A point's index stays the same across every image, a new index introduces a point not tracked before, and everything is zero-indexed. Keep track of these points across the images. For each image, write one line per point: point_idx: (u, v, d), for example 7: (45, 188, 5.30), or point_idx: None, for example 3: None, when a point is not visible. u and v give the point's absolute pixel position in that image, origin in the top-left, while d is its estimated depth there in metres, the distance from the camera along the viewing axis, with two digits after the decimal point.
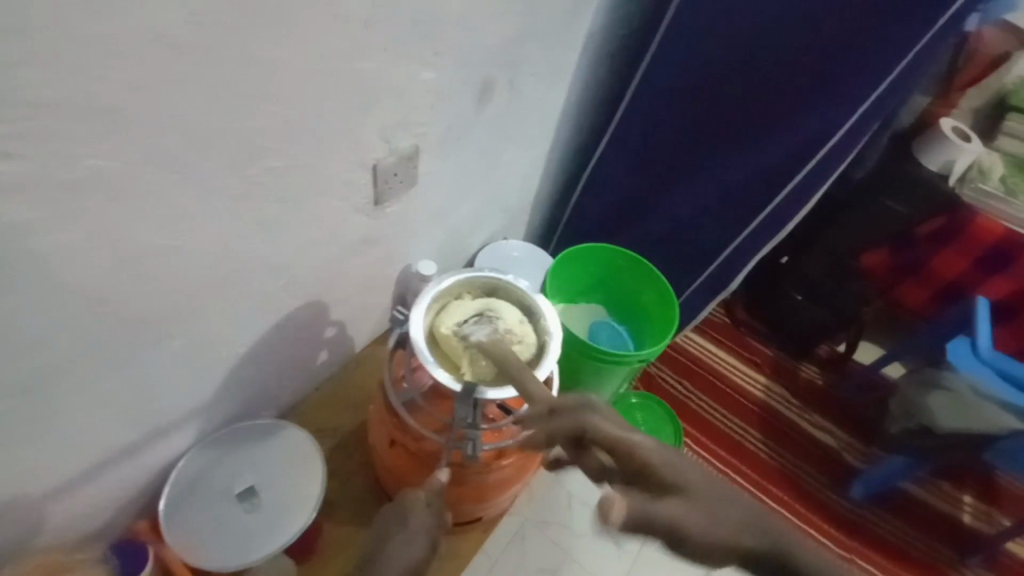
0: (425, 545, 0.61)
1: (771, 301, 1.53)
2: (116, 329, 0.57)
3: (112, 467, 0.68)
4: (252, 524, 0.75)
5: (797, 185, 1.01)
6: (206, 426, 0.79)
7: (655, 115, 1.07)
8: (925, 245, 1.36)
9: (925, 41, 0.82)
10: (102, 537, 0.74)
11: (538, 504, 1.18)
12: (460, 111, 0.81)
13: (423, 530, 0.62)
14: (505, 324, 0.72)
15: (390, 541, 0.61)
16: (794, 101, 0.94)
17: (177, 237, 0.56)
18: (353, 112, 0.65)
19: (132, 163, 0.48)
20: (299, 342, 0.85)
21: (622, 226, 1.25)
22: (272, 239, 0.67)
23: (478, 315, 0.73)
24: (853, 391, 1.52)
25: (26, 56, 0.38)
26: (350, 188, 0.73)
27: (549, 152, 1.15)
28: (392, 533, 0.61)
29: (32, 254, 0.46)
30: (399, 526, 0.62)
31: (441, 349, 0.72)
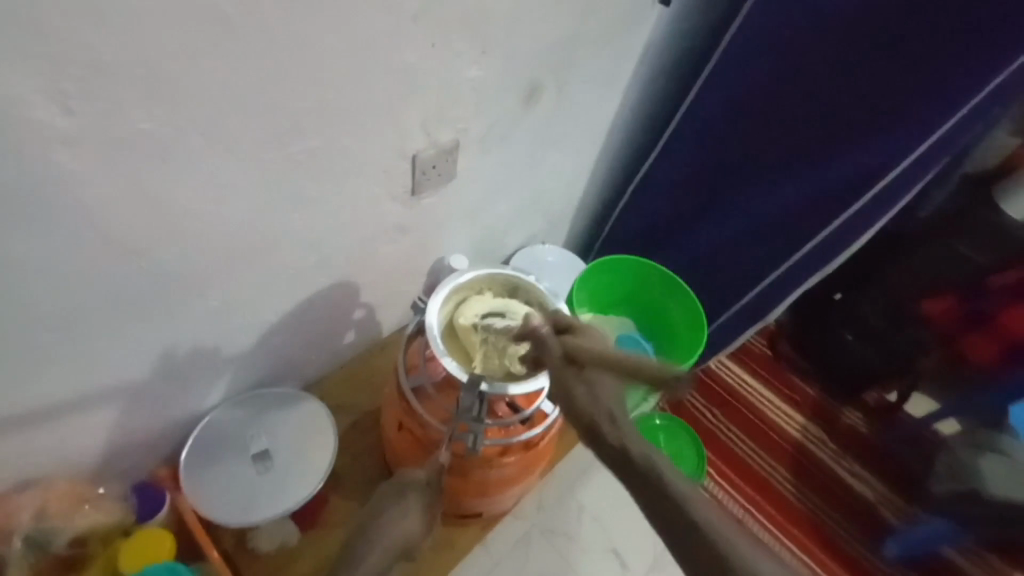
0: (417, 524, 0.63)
1: (816, 337, 1.45)
2: (156, 282, 0.61)
3: (142, 411, 0.73)
4: (261, 486, 0.79)
5: (849, 218, 0.96)
6: (233, 386, 0.84)
7: (707, 131, 1.05)
8: (999, 296, 1.23)
9: (1005, 73, 0.77)
10: (128, 477, 0.79)
11: (546, 512, 1.17)
12: (504, 111, 0.83)
13: (417, 507, 0.68)
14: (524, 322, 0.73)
15: None
16: (854, 128, 0.91)
17: (217, 203, 0.60)
18: (396, 101, 0.67)
19: (180, 129, 0.52)
20: (327, 320, 0.89)
21: (663, 242, 1.23)
22: (308, 216, 0.70)
23: (496, 313, 0.74)
24: (900, 444, 1.42)
25: (93, 21, 0.42)
26: (388, 175, 0.75)
27: (595, 161, 1.15)
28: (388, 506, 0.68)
29: (83, 203, 0.50)
30: (394, 499, 0.68)
31: (456, 341, 0.74)
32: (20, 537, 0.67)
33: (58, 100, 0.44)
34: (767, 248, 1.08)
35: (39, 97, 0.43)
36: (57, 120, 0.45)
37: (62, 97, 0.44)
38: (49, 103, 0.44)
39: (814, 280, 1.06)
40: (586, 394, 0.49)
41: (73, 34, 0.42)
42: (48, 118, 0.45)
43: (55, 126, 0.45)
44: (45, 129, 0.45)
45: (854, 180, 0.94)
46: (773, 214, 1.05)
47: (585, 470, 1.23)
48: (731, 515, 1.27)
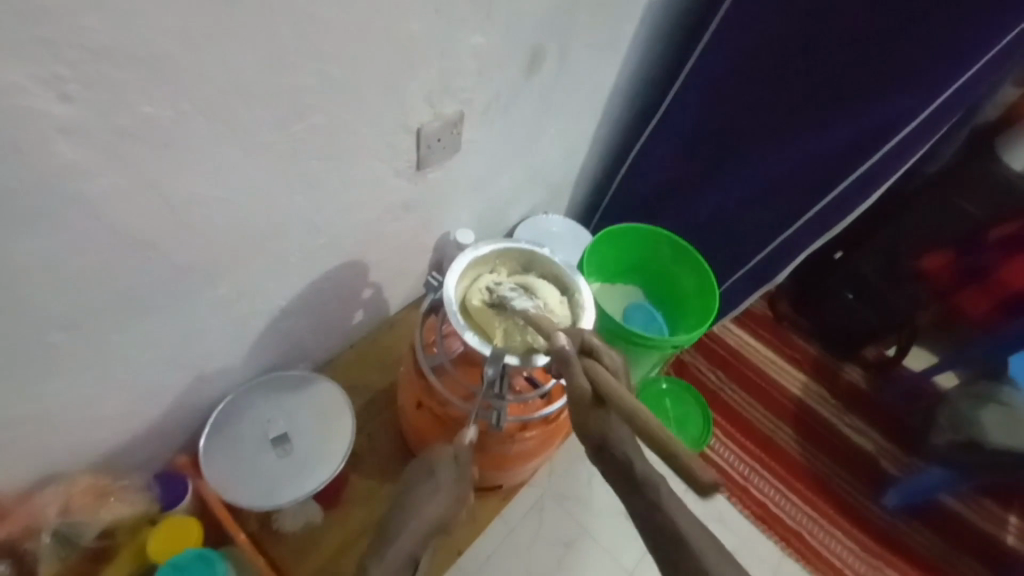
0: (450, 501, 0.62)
1: (819, 297, 1.47)
2: (165, 272, 0.60)
3: (157, 402, 0.73)
4: (282, 469, 0.79)
5: (855, 180, 0.96)
6: (245, 372, 0.83)
7: (714, 92, 1.02)
8: (995, 249, 1.25)
9: (1021, 23, 0.75)
10: (147, 466, 0.79)
11: (558, 479, 1.20)
12: (508, 80, 0.80)
13: (450, 485, 0.63)
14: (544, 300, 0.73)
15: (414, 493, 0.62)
16: (866, 85, 0.88)
17: (224, 189, 0.58)
18: (400, 73, 0.65)
19: (182, 113, 0.50)
20: (336, 301, 0.88)
21: (667, 208, 1.21)
22: (314, 197, 0.68)
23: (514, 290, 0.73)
24: (899, 397, 1.45)
25: (89, 4, 0.40)
26: (393, 151, 0.73)
27: (598, 126, 1.12)
28: (418, 486, 0.63)
29: (87, 195, 0.48)
30: (426, 478, 0.64)
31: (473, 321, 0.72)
32: (47, 533, 0.68)
33: (54, 86, 0.42)
34: (773, 212, 1.07)
35: (35, 83, 0.41)
36: (55, 107, 0.43)
37: (58, 83, 0.42)
38: (45, 89, 0.41)
39: (820, 240, 1.05)
40: (598, 426, 0.48)
41: (67, 16, 0.39)
42: (45, 106, 0.42)
43: (52, 114, 0.43)
44: (41, 118, 0.42)
45: (862, 140, 0.92)
46: (778, 176, 1.03)
47: None
48: (737, 473, 1.29)
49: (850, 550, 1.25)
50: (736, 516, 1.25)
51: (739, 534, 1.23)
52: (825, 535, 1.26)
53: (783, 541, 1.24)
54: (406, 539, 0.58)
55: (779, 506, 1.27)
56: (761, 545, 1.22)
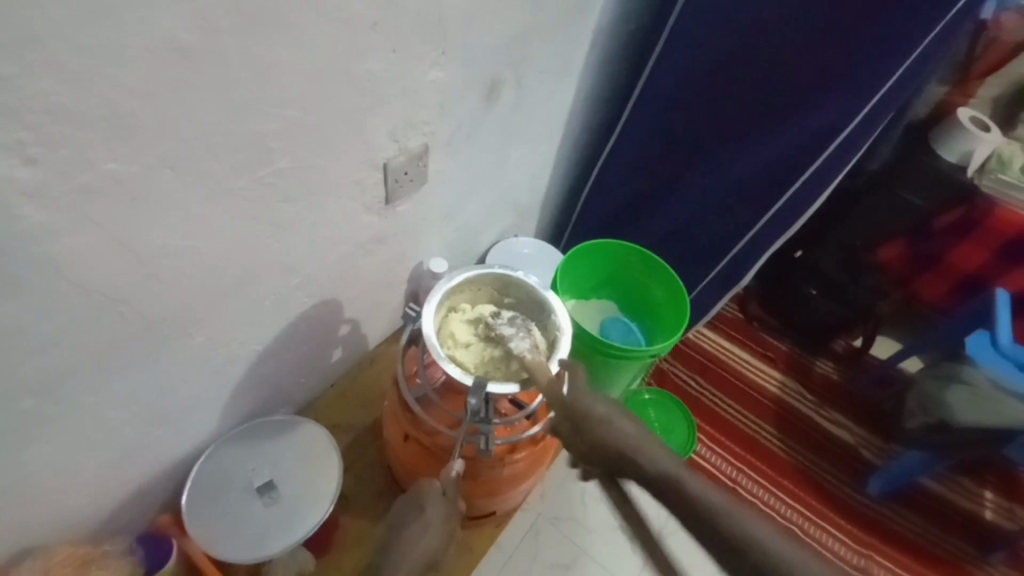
0: (441, 535, 0.62)
1: (784, 296, 1.51)
2: (137, 329, 0.59)
3: (133, 463, 0.70)
4: (271, 518, 0.77)
5: (805, 182, 1.01)
6: (224, 422, 0.81)
7: (666, 109, 1.07)
8: (942, 235, 1.34)
9: (935, 30, 0.81)
10: (126, 531, 0.76)
11: (552, 500, 1.22)
12: (469, 111, 0.83)
13: (438, 525, 0.62)
14: (529, 335, 0.75)
15: (403, 531, 0.62)
16: (804, 92, 0.93)
17: (195, 238, 0.58)
18: (361, 113, 0.66)
19: (148, 166, 0.50)
20: (313, 341, 0.87)
21: (632, 223, 1.25)
22: (286, 239, 0.69)
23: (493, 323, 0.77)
24: (869, 385, 1.50)
25: (48, 69, 0.40)
26: (361, 188, 0.74)
27: (558, 149, 1.15)
28: (403, 527, 0.62)
29: (55, 256, 0.48)
30: (413, 516, 0.62)
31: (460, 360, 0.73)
32: None
33: (17, 151, 0.42)
34: (732, 219, 1.12)
35: None
36: (19, 172, 0.42)
37: (21, 148, 0.42)
38: (8, 155, 0.41)
39: (779, 242, 1.10)
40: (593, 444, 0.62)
41: (24, 80, 0.40)
42: (9, 171, 0.42)
43: (15, 178, 0.42)
44: (5, 184, 0.42)
45: (806, 145, 0.98)
46: (734, 183, 1.08)
47: None
48: (725, 476, 1.31)
49: (842, 541, 1.27)
50: None
51: None
52: (818, 530, 1.28)
53: None
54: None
55: (769, 504, 1.29)
56: None
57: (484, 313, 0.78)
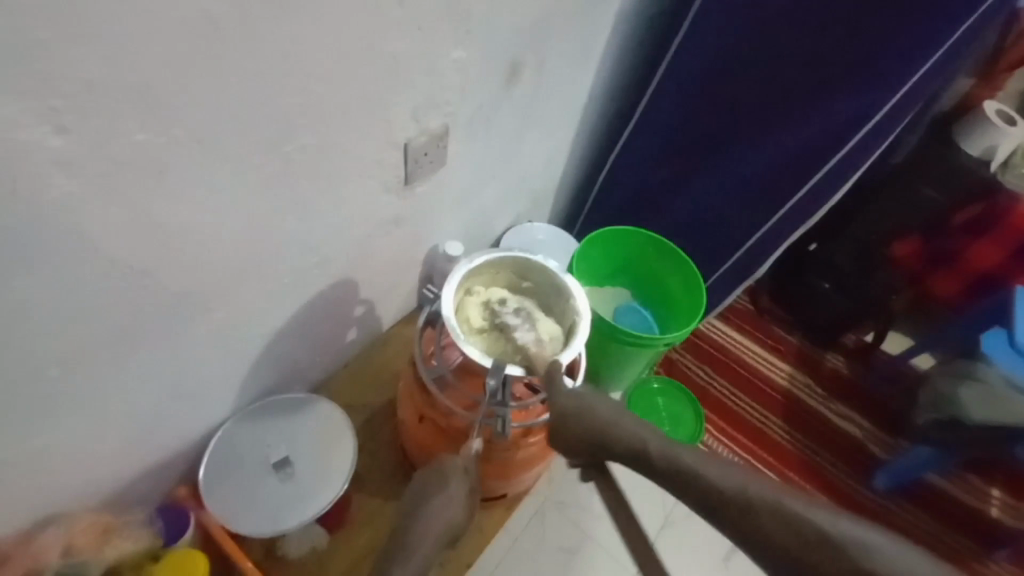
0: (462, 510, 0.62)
1: (798, 289, 1.50)
2: (160, 302, 0.59)
3: (153, 435, 0.71)
4: (287, 494, 0.78)
5: (827, 173, 0.99)
6: (241, 398, 0.82)
7: (688, 95, 1.05)
8: (960, 234, 1.33)
9: (970, 19, 0.79)
10: (146, 501, 0.77)
11: (559, 485, 1.22)
12: (490, 92, 0.82)
13: (461, 500, 0.63)
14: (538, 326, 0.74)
15: (426, 505, 0.62)
16: (830, 81, 0.92)
17: (218, 213, 0.58)
18: (384, 91, 0.65)
19: (176, 139, 0.50)
20: (329, 321, 0.87)
21: (647, 211, 1.24)
22: (306, 217, 0.68)
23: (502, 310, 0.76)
24: (881, 381, 1.49)
25: (80, 36, 0.40)
26: (381, 168, 0.74)
27: (575, 134, 1.14)
28: (427, 499, 0.62)
29: (83, 226, 0.48)
30: (436, 489, 0.63)
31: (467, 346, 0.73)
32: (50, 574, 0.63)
33: (49, 119, 0.41)
34: (750, 209, 1.10)
35: (28, 117, 0.40)
36: (51, 140, 0.42)
37: (53, 116, 0.42)
38: (40, 123, 0.41)
39: (798, 234, 1.08)
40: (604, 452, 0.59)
41: (58, 47, 0.39)
42: (40, 140, 0.42)
43: (46, 147, 0.42)
44: (36, 152, 0.42)
45: (829, 135, 0.96)
46: (754, 173, 1.06)
47: None
48: None
49: None
50: None
51: None
52: None
53: None
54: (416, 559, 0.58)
55: None
56: None
57: (494, 298, 0.77)
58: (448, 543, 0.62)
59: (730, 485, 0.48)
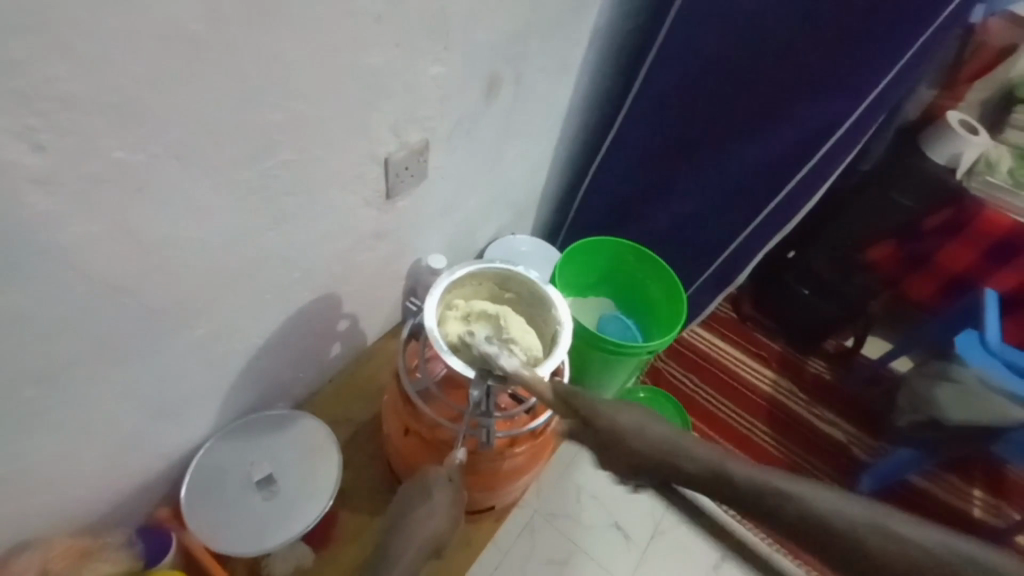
0: (445, 519, 0.62)
1: (777, 295, 1.53)
2: (140, 319, 0.59)
3: (132, 456, 0.70)
4: (271, 511, 0.77)
5: (799, 181, 1.02)
6: (223, 416, 0.81)
7: (663, 108, 1.07)
8: (933, 236, 1.36)
9: (926, 32, 0.82)
10: (125, 523, 0.75)
11: (547, 496, 1.22)
12: (469, 106, 0.83)
13: (446, 509, 0.63)
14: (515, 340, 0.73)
15: (410, 516, 0.62)
16: (798, 92, 0.95)
17: (199, 229, 0.58)
18: (363, 107, 0.66)
19: (155, 156, 0.50)
20: (312, 335, 0.87)
21: (627, 221, 1.26)
22: (287, 232, 0.69)
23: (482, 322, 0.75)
24: (861, 384, 1.52)
25: (59, 56, 0.40)
26: (362, 182, 0.74)
27: (555, 147, 1.16)
28: (412, 510, 0.62)
29: (62, 243, 0.48)
30: (421, 500, 0.63)
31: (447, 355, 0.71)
32: None
33: (26, 137, 0.42)
34: (726, 217, 1.13)
35: (5, 136, 0.41)
36: (27, 159, 0.43)
37: (30, 134, 0.42)
38: (17, 142, 0.41)
39: (774, 241, 1.11)
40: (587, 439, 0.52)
41: (36, 67, 0.40)
42: (17, 157, 0.42)
43: (23, 165, 0.43)
44: (13, 171, 0.42)
45: (799, 144, 0.99)
46: (729, 183, 1.09)
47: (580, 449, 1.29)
48: None
49: None
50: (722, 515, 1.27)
51: None
52: None
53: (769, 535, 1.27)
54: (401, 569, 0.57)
55: None
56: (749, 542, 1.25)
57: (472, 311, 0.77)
58: (434, 555, 0.62)
59: (845, 512, 0.35)
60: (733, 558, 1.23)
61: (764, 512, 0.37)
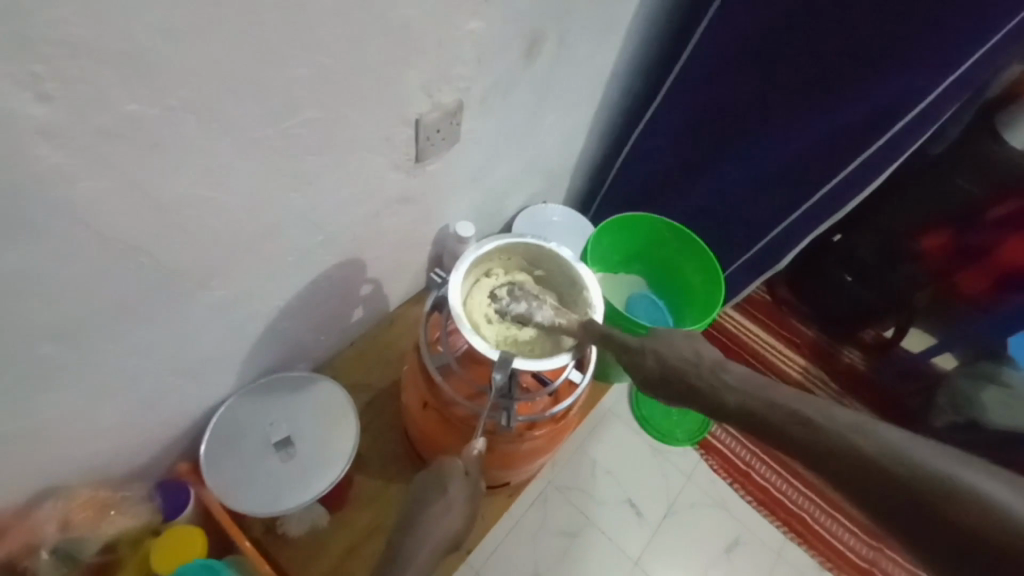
0: (460, 515, 0.64)
1: (818, 282, 1.45)
2: (158, 279, 0.57)
3: (153, 411, 0.70)
4: (287, 474, 0.77)
5: (861, 162, 0.94)
6: (244, 375, 0.80)
7: (716, 75, 0.99)
8: (993, 228, 1.21)
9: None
10: (146, 474, 0.77)
11: (563, 470, 1.21)
12: (507, 66, 0.77)
13: (462, 505, 0.65)
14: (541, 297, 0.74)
15: (427, 508, 0.65)
16: (869, 64, 0.86)
17: (217, 187, 0.55)
18: (394, 63, 0.62)
19: (170, 110, 0.47)
20: (334, 299, 0.85)
21: (667, 196, 1.19)
22: (310, 194, 0.66)
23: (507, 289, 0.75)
24: (896, 378, 1.45)
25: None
26: (390, 145, 0.70)
27: (595, 114, 1.09)
28: (429, 502, 0.65)
29: (74, 199, 0.46)
30: (438, 495, 0.65)
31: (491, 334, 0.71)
32: (46, 550, 0.66)
33: (31, 86, 0.39)
34: (773, 197, 1.06)
35: (9, 84, 0.38)
36: (33, 109, 0.40)
37: (35, 83, 0.39)
38: (20, 90, 0.38)
39: (824, 225, 1.03)
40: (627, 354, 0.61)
41: (40, 8, 0.36)
42: (22, 107, 0.39)
43: (29, 115, 0.40)
44: (18, 121, 0.40)
45: (866, 121, 0.90)
46: (782, 160, 1.01)
47: (599, 425, 1.27)
48: (739, 459, 1.29)
49: (852, 531, 1.25)
50: (740, 501, 1.25)
51: (743, 520, 1.23)
52: (827, 517, 1.26)
53: (785, 525, 1.24)
54: (420, 561, 0.62)
55: (782, 491, 1.27)
56: (764, 529, 1.22)
57: (493, 280, 0.76)
58: (452, 547, 0.66)
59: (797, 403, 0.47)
60: (746, 544, 1.21)
61: (801, 429, 0.46)
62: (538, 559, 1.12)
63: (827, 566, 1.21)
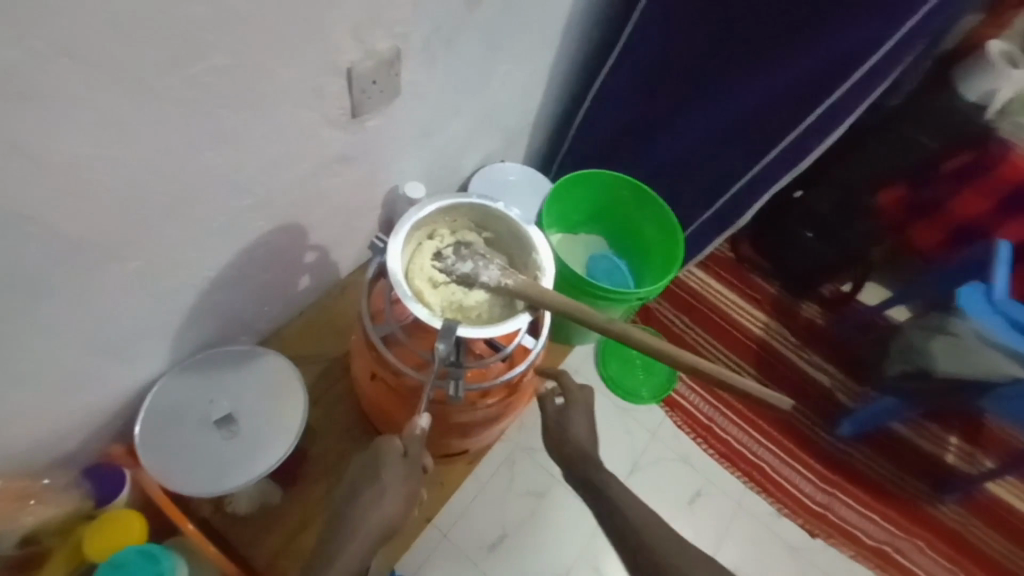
0: (394, 502, 0.63)
1: (779, 240, 1.45)
2: (58, 251, 0.52)
3: (75, 393, 0.65)
4: (231, 453, 0.74)
5: (816, 116, 0.91)
6: (179, 351, 0.75)
7: (676, 22, 0.94)
8: (947, 180, 1.26)
9: None
10: (78, 458, 0.72)
11: (528, 432, 1.21)
12: (449, 9, 0.71)
13: (398, 488, 0.63)
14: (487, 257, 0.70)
15: (358, 499, 0.64)
16: (833, 9, 0.82)
17: (116, 145, 0.49)
18: (317, 6, 0.55)
19: (38, 53, 0.40)
20: (276, 268, 0.80)
21: (627, 153, 1.15)
22: (231, 153, 0.60)
23: (452, 251, 0.71)
24: (854, 331, 1.47)
25: None
26: (322, 98, 0.64)
27: (552, 67, 1.04)
28: (361, 492, 0.64)
29: None
30: (371, 482, 0.64)
31: (437, 301, 0.68)
32: None
33: None
34: (732, 153, 1.03)
35: None
36: None
37: None
38: None
39: (784, 180, 1.00)
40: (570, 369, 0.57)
41: None
42: None
43: None
44: None
45: (825, 71, 0.87)
46: (742, 113, 0.97)
47: None
48: (703, 414, 1.30)
49: (808, 479, 1.29)
50: (701, 456, 1.27)
51: (703, 473, 1.25)
52: (783, 465, 1.30)
53: (746, 476, 1.27)
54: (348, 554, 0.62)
55: (742, 443, 1.30)
56: (724, 481, 1.25)
57: (436, 242, 0.72)
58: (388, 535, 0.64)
59: None
60: (707, 495, 1.24)
61: None
62: (505, 520, 1.13)
63: (784, 513, 1.25)
